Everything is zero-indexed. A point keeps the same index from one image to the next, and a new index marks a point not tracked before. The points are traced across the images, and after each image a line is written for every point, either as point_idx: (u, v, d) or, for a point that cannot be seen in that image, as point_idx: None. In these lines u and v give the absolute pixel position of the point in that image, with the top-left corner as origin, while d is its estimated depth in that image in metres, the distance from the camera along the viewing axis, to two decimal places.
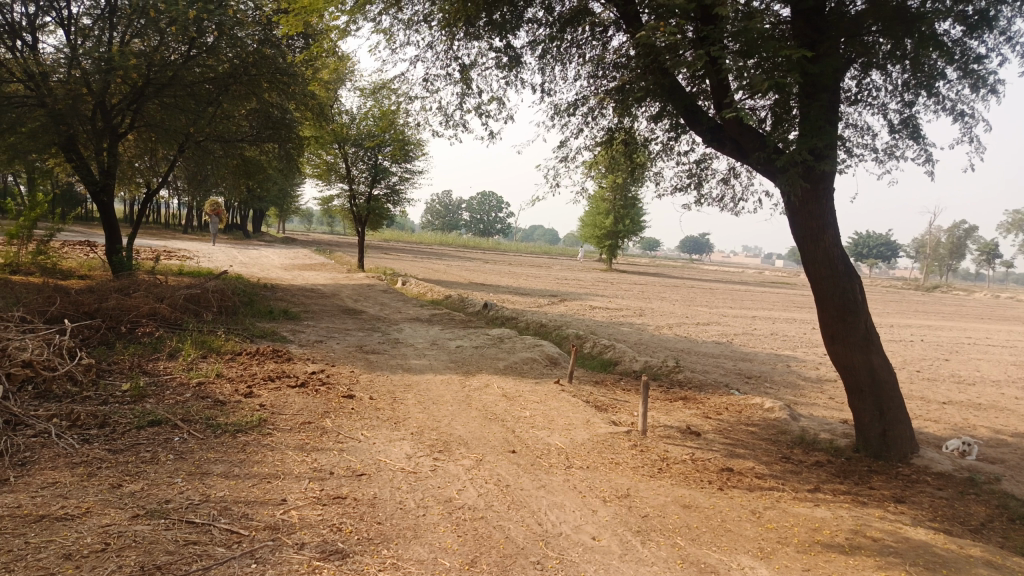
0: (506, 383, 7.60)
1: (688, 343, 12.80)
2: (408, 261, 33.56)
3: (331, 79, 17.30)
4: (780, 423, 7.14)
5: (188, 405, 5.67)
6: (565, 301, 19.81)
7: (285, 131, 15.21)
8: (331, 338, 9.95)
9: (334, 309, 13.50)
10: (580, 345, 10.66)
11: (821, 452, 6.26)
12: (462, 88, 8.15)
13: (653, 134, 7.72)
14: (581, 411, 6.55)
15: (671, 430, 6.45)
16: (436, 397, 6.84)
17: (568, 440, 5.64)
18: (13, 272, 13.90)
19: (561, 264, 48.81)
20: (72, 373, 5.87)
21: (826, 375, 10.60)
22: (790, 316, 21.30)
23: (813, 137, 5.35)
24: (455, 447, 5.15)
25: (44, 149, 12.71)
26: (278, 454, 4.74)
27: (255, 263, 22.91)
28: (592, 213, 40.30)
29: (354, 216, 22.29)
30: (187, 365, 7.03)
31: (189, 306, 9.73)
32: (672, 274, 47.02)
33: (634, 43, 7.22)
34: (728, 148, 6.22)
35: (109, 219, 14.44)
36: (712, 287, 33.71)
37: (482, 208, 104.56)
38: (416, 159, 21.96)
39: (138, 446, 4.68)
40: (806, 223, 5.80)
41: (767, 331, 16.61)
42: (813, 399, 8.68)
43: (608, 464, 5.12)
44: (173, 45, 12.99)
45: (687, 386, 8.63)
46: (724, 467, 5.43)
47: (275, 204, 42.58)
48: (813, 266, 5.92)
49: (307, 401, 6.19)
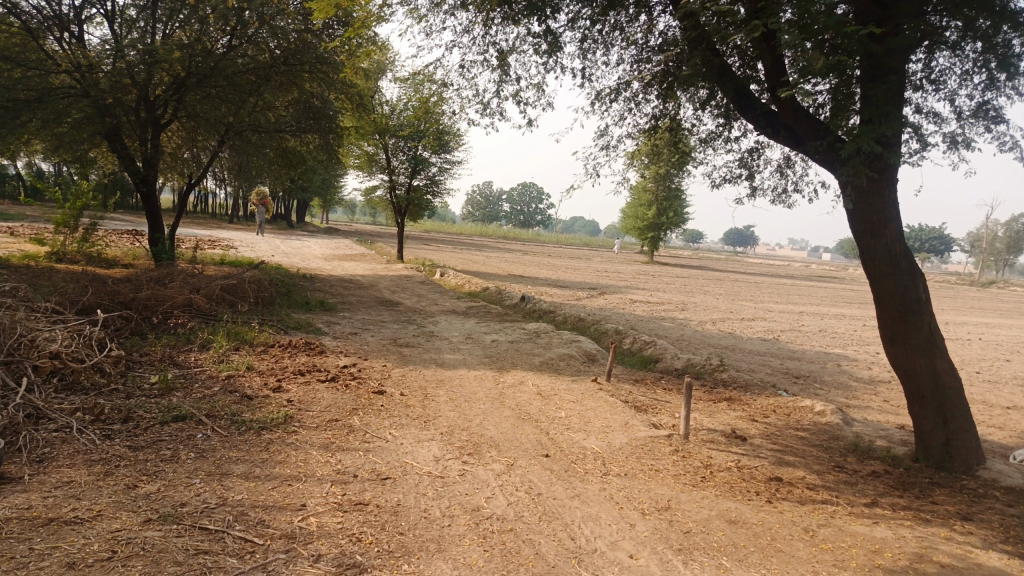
0: (542, 380, 7.34)
1: (732, 340, 12.35)
2: (448, 252, 33.48)
3: (370, 69, 17.19)
4: (832, 427, 6.73)
5: (215, 400, 5.55)
6: (605, 294, 19.45)
7: (325, 121, 15.12)
8: (366, 331, 9.81)
9: (371, 300, 13.41)
10: (620, 341, 10.34)
11: (876, 461, 5.85)
12: (499, 74, 7.87)
13: (700, 120, 7.32)
14: (619, 412, 6.25)
15: (715, 434, 6.12)
16: (468, 394, 6.60)
17: (605, 443, 5.36)
18: (59, 260, 14.16)
19: (602, 256, 48.30)
20: (100, 365, 5.80)
21: (880, 376, 10.07)
22: (840, 312, 20.55)
23: (878, 122, 4.93)
24: (486, 450, 4.91)
25: (88, 139, 12.84)
26: (302, 454, 4.56)
27: (296, 253, 23.05)
28: (634, 205, 39.67)
29: (394, 207, 22.23)
30: (218, 357, 6.93)
31: (225, 296, 9.68)
32: (716, 266, 46.11)
33: (681, 26, 6.84)
34: (781, 135, 5.81)
35: (151, 209, 14.58)
36: (758, 281, 32.88)
37: (523, 199, 104.33)
38: (456, 149, 21.78)
39: (160, 442, 4.55)
40: (866, 218, 5.39)
41: (815, 327, 16.00)
42: (866, 402, 8.22)
43: (647, 472, 4.81)
44: (214, 35, 12.95)
45: (731, 386, 8.24)
46: (772, 477, 5.08)
47: (319, 195, 42.95)
48: (872, 262, 5.50)
49: (336, 396, 6.01)
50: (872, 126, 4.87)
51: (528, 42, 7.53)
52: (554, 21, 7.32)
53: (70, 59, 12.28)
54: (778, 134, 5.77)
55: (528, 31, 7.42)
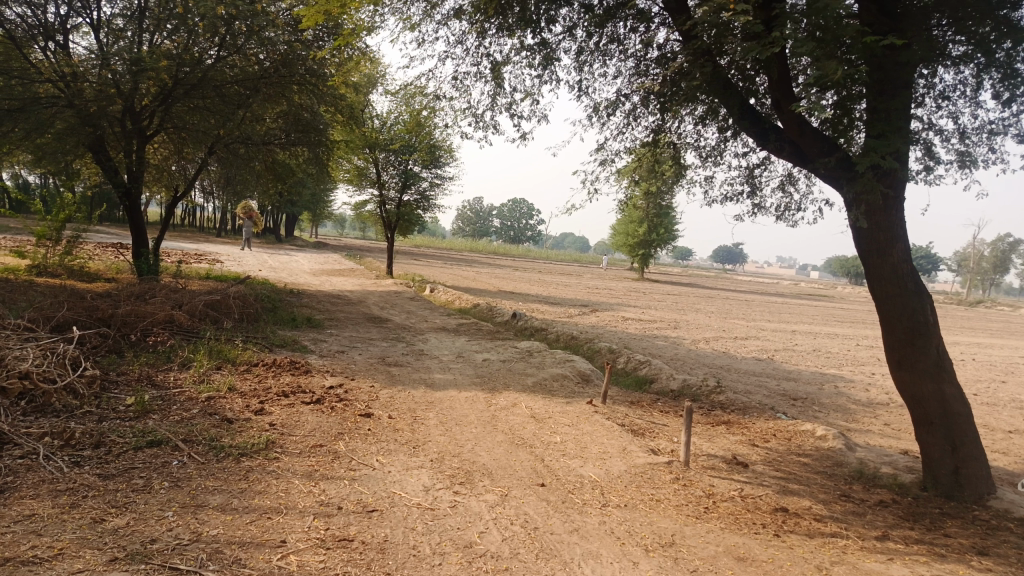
0: (536, 402, 7.10)
1: (727, 360, 12.16)
2: (439, 267, 33.24)
3: (361, 81, 17.02)
4: (835, 453, 6.53)
5: (193, 423, 5.27)
6: (597, 311, 19.26)
7: (314, 134, 14.88)
8: (354, 348, 9.55)
9: (359, 317, 13.15)
10: (614, 360, 10.13)
11: (883, 490, 5.64)
12: (493, 87, 7.71)
13: (700, 135, 7.17)
14: (617, 437, 6.02)
15: (716, 460, 5.91)
16: (459, 417, 6.35)
17: (603, 471, 5.12)
18: (40, 274, 13.83)
19: (592, 272, 48.22)
20: (73, 385, 5.52)
21: (878, 398, 9.90)
22: (832, 331, 20.45)
23: (888, 137, 4.77)
24: (478, 479, 4.66)
25: (72, 150, 12.57)
26: (284, 483, 4.30)
27: (283, 267, 22.73)
28: (624, 222, 39.65)
29: (384, 222, 22.02)
30: (199, 377, 6.65)
31: (209, 312, 9.40)
32: (706, 284, 46.12)
33: (679, 39, 6.71)
34: (786, 151, 5.64)
35: (136, 221, 14.30)
36: (749, 299, 32.76)
37: (513, 214, 104.52)
38: (447, 164, 21.62)
39: (132, 470, 4.28)
40: (873, 238, 5.22)
41: (809, 347, 15.86)
42: (867, 425, 8.03)
43: (649, 502, 4.58)
44: (202, 45, 12.75)
45: (729, 409, 8.03)
46: (778, 508, 4.86)
47: (308, 209, 42.66)
48: (878, 283, 5.32)
49: (321, 420, 5.74)
50: (882, 142, 4.71)
51: (523, 53, 7.39)
52: (549, 33, 7.18)
53: (55, 69, 12.01)
54: (783, 151, 5.61)
55: (522, 42, 7.27)
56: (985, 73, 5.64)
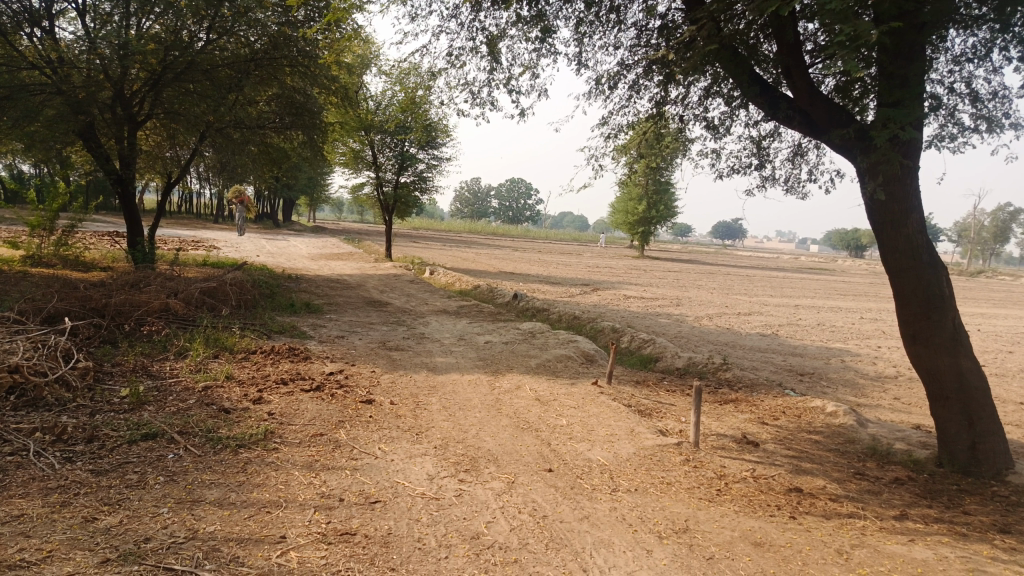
0: (539, 384, 6.96)
1: (732, 336, 12.03)
2: (438, 249, 33.03)
3: (354, 62, 16.73)
4: (847, 430, 6.40)
5: (189, 415, 5.13)
6: (598, 290, 19.10)
7: (308, 116, 14.62)
8: (353, 333, 9.39)
9: (359, 301, 12.98)
10: (618, 339, 9.99)
11: (897, 467, 5.51)
12: (490, 62, 7.50)
13: (705, 105, 6.98)
14: (624, 419, 5.88)
15: (726, 440, 5.78)
16: (463, 402, 6.21)
17: (611, 454, 4.99)
18: (35, 265, 13.66)
19: (592, 251, 48.00)
20: (65, 378, 5.37)
21: (886, 371, 9.76)
22: (835, 305, 20.30)
23: (903, 104, 4.57)
24: (484, 466, 4.52)
25: (62, 138, 12.35)
26: (283, 475, 4.16)
27: (281, 252, 22.54)
28: (623, 200, 39.40)
29: (382, 204, 21.82)
30: (196, 367, 6.50)
31: (206, 299, 9.24)
32: (706, 260, 45.91)
33: (682, 6, 6.48)
34: (796, 120, 5.45)
35: (130, 209, 14.10)
36: (750, 274, 32.58)
37: (510, 194, 104.05)
38: (444, 144, 21.36)
39: (126, 465, 4.14)
40: (886, 209, 5.05)
41: (813, 321, 15.70)
42: (877, 400, 7.90)
43: (659, 486, 4.45)
44: (191, 27, 12.47)
45: (737, 386, 7.90)
46: (792, 488, 4.74)
47: (306, 194, 42.34)
48: (893, 255, 5.15)
49: (321, 408, 5.60)
50: (898, 108, 4.51)
51: (520, 26, 7.16)
52: (546, 5, 6.96)
53: (42, 54, 11.75)
54: (794, 120, 5.41)
55: (518, 15, 7.05)
56: (1004, 36, 5.37)
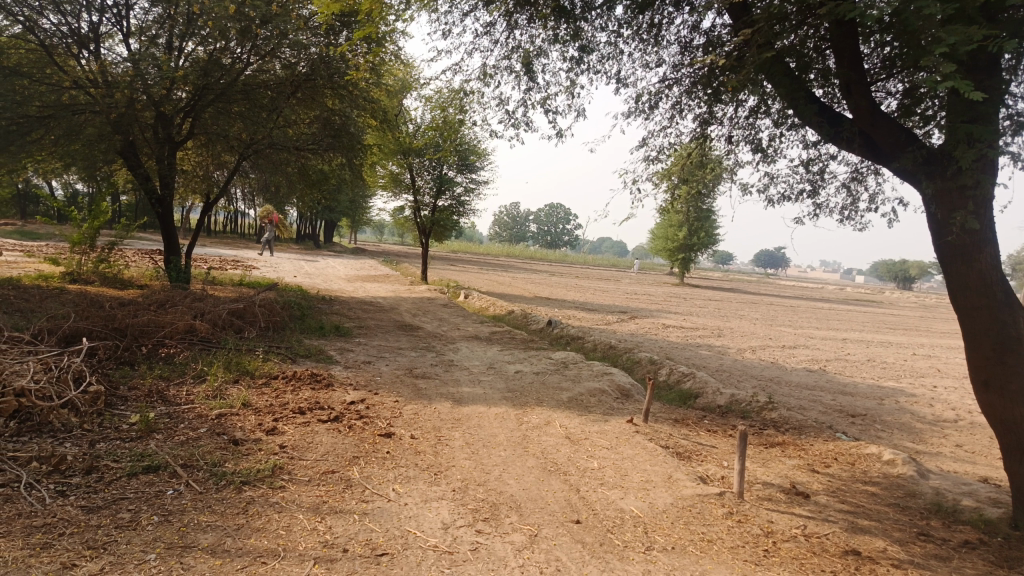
0: (571, 420, 6.55)
1: (776, 371, 11.41)
2: (475, 273, 32.83)
3: (394, 85, 16.67)
4: (906, 481, 5.85)
5: (197, 445, 4.86)
6: (635, 318, 18.58)
7: (347, 138, 14.53)
8: (381, 359, 9.11)
9: (390, 324, 12.73)
10: (655, 372, 9.52)
11: (965, 527, 4.94)
12: (525, 81, 7.24)
13: (754, 126, 6.59)
14: (661, 463, 5.43)
15: (773, 490, 5.30)
16: (487, 438, 5.83)
17: (646, 504, 4.56)
18: (73, 281, 13.77)
19: (630, 277, 47.35)
20: (74, 402, 5.15)
21: (946, 415, 9.07)
22: (885, 340, 19.36)
23: (977, 125, 4.11)
24: (505, 515, 4.13)
25: (104, 157, 12.46)
26: (286, 518, 3.83)
27: (318, 273, 22.53)
28: (663, 226, 38.82)
29: (419, 228, 21.72)
30: (212, 392, 6.26)
31: (233, 321, 9.06)
32: (749, 290, 44.73)
33: (728, 21, 6.19)
34: (856, 144, 5.00)
35: (167, 228, 14.16)
36: (794, 305, 31.63)
37: (549, 219, 103.92)
38: (482, 168, 21.19)
39: (121, 501, 3.87)
40: (958, 242, 4.56)
41: (863, 357, 14.92)
42: (937, 448, 7.28)
43: (699, 545, 4.02)
44: (235, 49, 12.51)
45: (783, 428, 7.36)
46: (849, 551, 4.25)
47: (347, 215, 42.66)
48: (963, 292, 4.66)
49: (336, 441, 5.28)
50: (976, 127, 4.05)
51: (556, 43, 6.92)
52: (585, 21, 6.69)
53: (88, 76, 11.89)
54: (852, 141, 4.98)
55: (555, 33, 6.81)
56: None
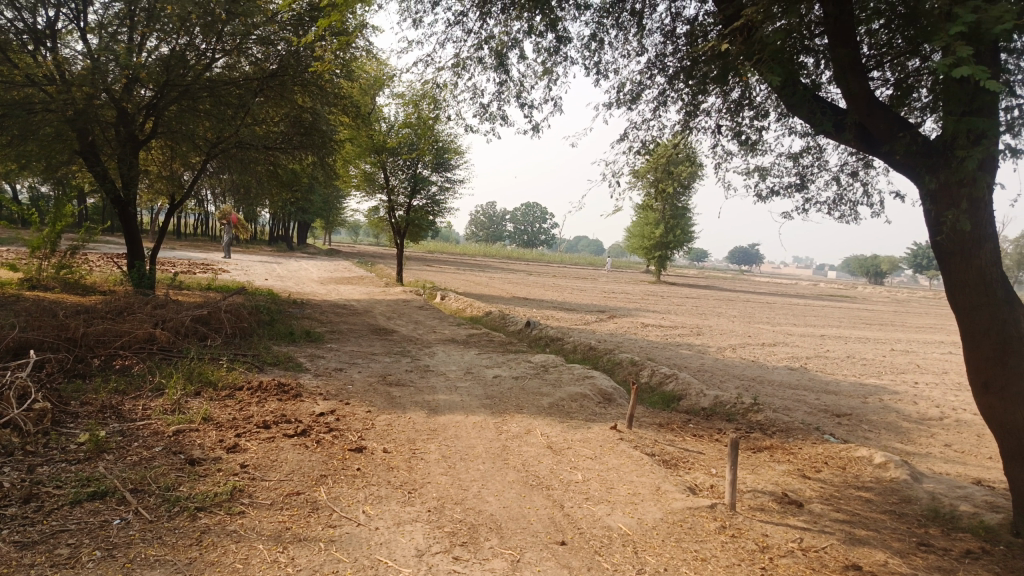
0: (552, 428, 6.27)
1: (758, 370, 11.23)
2: (452, 274, 32.44)
3: (366, 82, 16.28)
4: (899, 485, 5.65)
5: (150, 467, 4.48)
6: (614, 317, 18.37)
7: (318, 136, 14.12)
8: (354, 365, 8.76)
9: (364, 328, 12.36)
10: (636, 374, 9.28)
11: (965, 534, 4.74)
12: (499, 73, 6.97)
13: (742, 118, 6.39)
14: (648, 474, 5.16)
15: (764, 499, 5.07)
16: (465, 449, 5.52)
17: (634, 520, 4.28)
18: (31, 288, 13.18)
19: (607, 276, 47.28)
20: (16, 421, 4.74)
21: (930, 413, 8.94)
22: (862, 335, 19.36)
23: (980, 115, 3.87)
24: (485, 538, 3.82)
25: (62, 158, 11.91)
26: (244, 549, 3.49)
27: (290, 276, 22.01)
28: (640, 225, 38.79)
29: (393, 228, 21.35)
30: (171, 407, 5.87)
31: (197, 328, 8.64)
32: (724, 286, 44.80)
33: (714, 9, 5.99)
34: (850, 135, 4.78)
35: (131, 231, 13.63)
36: (771, 301, 31.68)
37: (526, 218, 103.71)
38: (457, 167, 20.87)
39: (61, 534, 3.50)
40: (956, 238, 4.34)
41: (843, 353, 14.81)
42: (925, 448, 7.12)
43: (693, 564, 3.76)
44: (198, 44, 12.01)
45: (770, 431, 7.15)
46: (850, 565, 4.01)
47: (321, 216, 42.01)
48: (962, 289, 4.44)
49: (303, 458, 4.93)
50: (980, 119, 3.84)
51: (533, 35, 6.67)
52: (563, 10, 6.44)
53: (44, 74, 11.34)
54: (845, 132, 4.77)
55: (531, 23, 6.56)
56: None
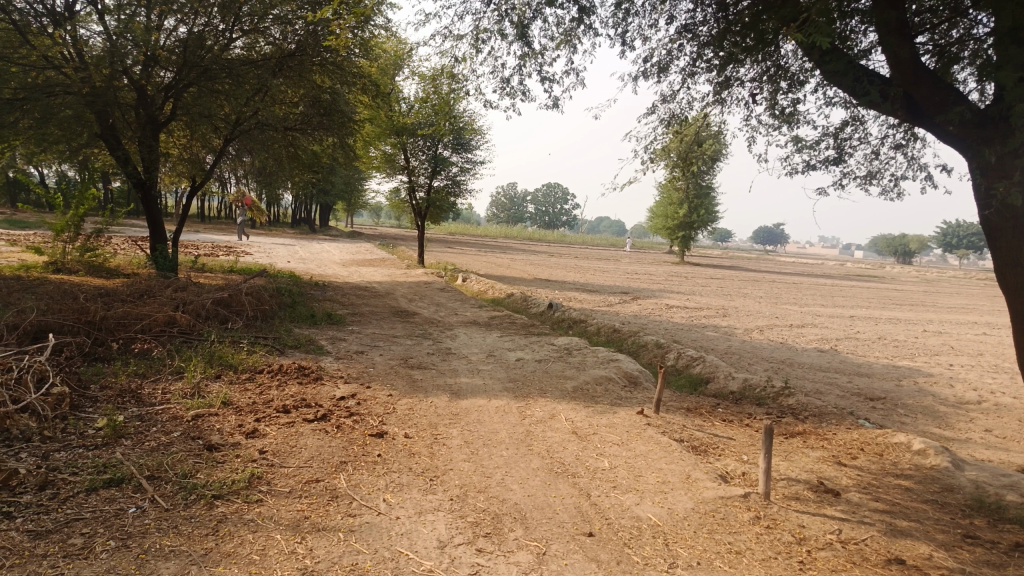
0: (577, 413, 6.11)
1: (786, 352, 10.97)
2: (473, 256, 32.27)
3: (384, 61, 16.05)
4: (940, 473, 5.42)
5: (167, 454, 4.39)
6: (638, 299, 18.10)
7: (338, 116, 13.96)
8: (375, 348, 8.65)
9: (385, 311, 12.26)
10: (662, 357, 9.08)
11: (1014, 526, 4.50)
12: (519, 46, 6.76)
13: (776, 91, 6.16)
14: (676, 461, 4.98)
15: (799, 487, 4.87)
16: (488, 435, 5.38)
17: (664, 511, 4.11)
18: (56, 272, 13.24)
19: (630, 257, 46.82)
20: (34, 405, 4.67)
21: (968, 397, 8.63)
22: (892, 316, 18.89)
23: None
24: (509, 530, 3.68)
25: (84, 141, 11.86)
26: (261, 540, 3.38)
27: (313, 259, 21.98)
28: (663, 204, 38.27)
29: (414, 210, 21.21)
30: (191, 391, 5.80)
31: (217, 312, 8.57)
32: (748, 266, 44.17)
33: None
34: (896, 105, 4.51)
35: (154, 215, 13.61)
36: (798, 282, 31.09)
37: (547, 199, 103.12)
38: (478, 147, 20.63)
39: (76, 522, 3.41)
40: (1009, 214, 4.06)
41: (873, 334, 14.46)
42: (965, 433, 6.86)
43: (727, 557, 3.58)
44: (217, 24, 11.87)
45: (802, 415, 6.93)
46: (893, 559, 3.81)
47: (343, 199, 41.99)
48: (1014, 269, 4.17)
49: (322, 444, 4.82)
50: None
51: (556, 7, 6.45)
52: None
53: (62, 56, 11.26)
54: (891, 102, 4.51)
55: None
56: None
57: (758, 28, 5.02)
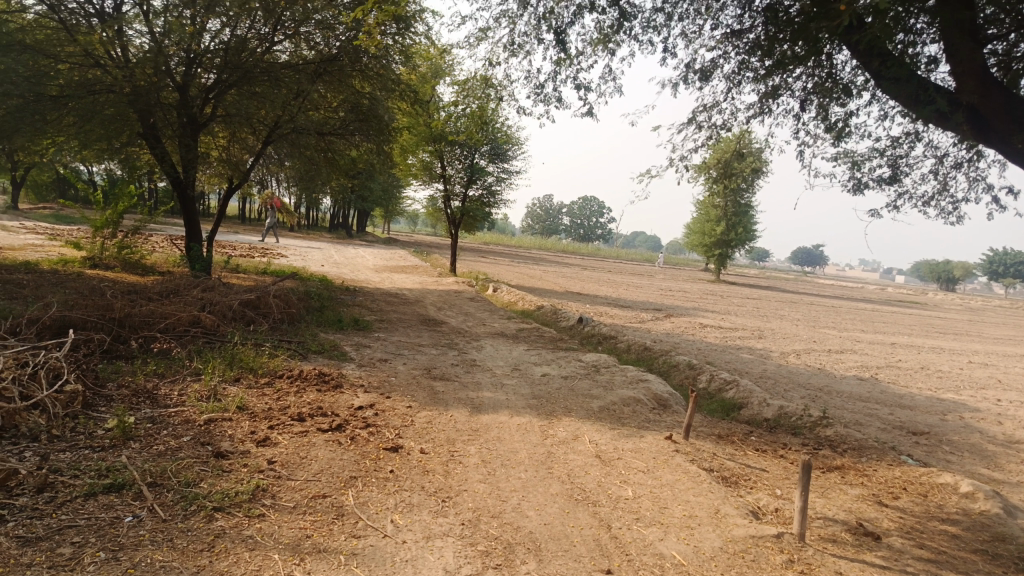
0: (602, 435, 5.84)
1: (824, 379, 10.55)
2: (506, 266, 32.05)
3: (423, 68, 15.98)
4: (991, 519, 5.04)
5: (173, 459, 4.24)
6: (671, 317, 17.69)
7: (376, 123, 13.91)
8: (399, 357, 8.49)
9: (413, 318, 12.11)
10: (694, 379, 8.76)
11: None
12: (556, 51, 6.59)
13: (826, 103, 5.89)
14: (704, 493, 4.68)
15: (836, 528, 4.54)
16: (507, 454, 5.15)
17: (689, 548, 3.83)
18: (92, 266, 13.37)
19: (665, 273, 46.21)
20: (44, 402, 4.58)
21: (1019, 436, 8.15)
22: (936, 345, 18.20)
23: None
24: (521, 562, 3.43)
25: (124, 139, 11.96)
26: (258, 559, 3.20)
27: (346, 263, 22.01)
28: (701, 221, 37.71)
29: (449, 218, 21.12)
30: (207, 393, 5.68)
31: (243, 314, 8.49)
32: (785, 288, 43.27)
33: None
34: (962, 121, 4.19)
35: (190, 214, 13.69)
36: (838, 306, 30.27)
37: (583, 212, 102.73)
38: (515, 157, 20.48)
39: (69, 530, 3.26)
40: None
41: (916, 364, 13.89)
42: (1018, 476, 6.42)
43: None
44: (260, 28, 11.92)
45: (841, 449, 6.56)
46: None
47: (380, 205, 42.19)
48: None
49: (333, 457, 4.63)
50: None
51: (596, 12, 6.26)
52: None
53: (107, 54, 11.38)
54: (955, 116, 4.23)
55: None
56: None
57: (812, 36, 4.75)
